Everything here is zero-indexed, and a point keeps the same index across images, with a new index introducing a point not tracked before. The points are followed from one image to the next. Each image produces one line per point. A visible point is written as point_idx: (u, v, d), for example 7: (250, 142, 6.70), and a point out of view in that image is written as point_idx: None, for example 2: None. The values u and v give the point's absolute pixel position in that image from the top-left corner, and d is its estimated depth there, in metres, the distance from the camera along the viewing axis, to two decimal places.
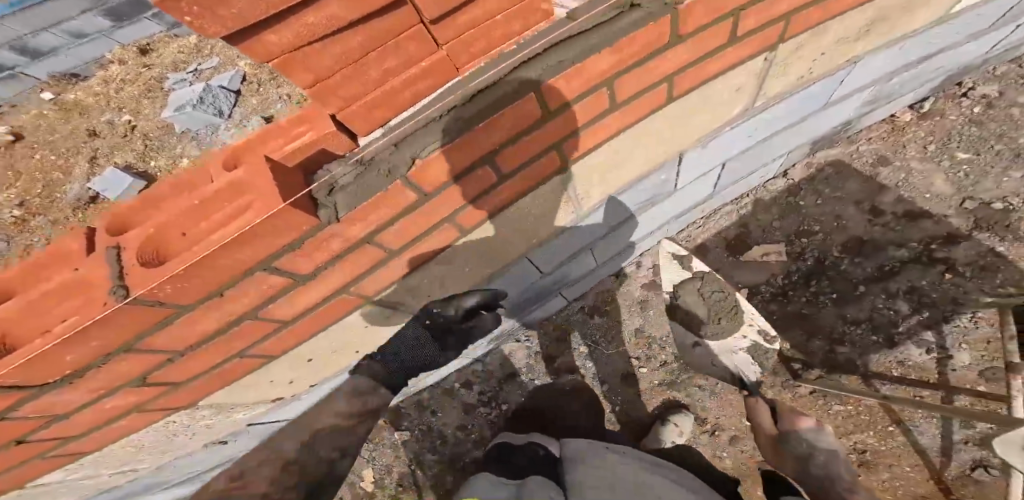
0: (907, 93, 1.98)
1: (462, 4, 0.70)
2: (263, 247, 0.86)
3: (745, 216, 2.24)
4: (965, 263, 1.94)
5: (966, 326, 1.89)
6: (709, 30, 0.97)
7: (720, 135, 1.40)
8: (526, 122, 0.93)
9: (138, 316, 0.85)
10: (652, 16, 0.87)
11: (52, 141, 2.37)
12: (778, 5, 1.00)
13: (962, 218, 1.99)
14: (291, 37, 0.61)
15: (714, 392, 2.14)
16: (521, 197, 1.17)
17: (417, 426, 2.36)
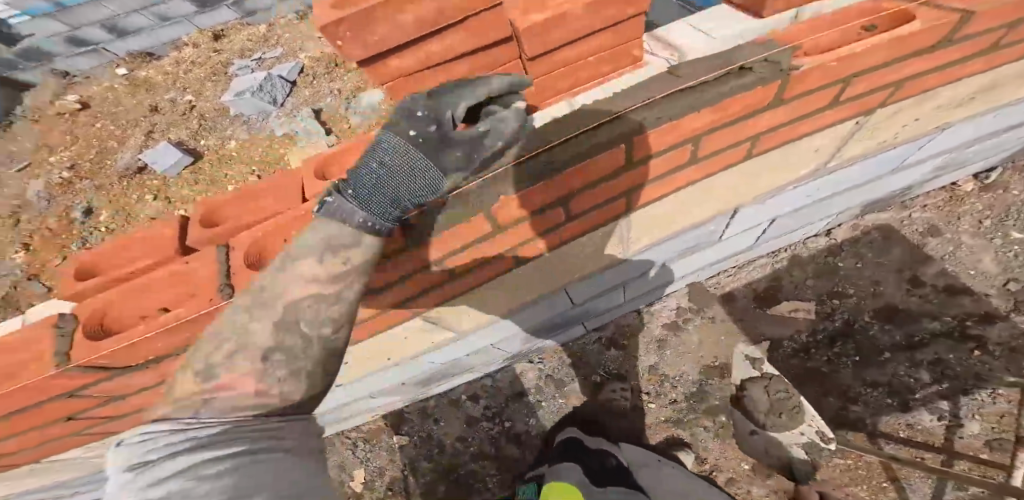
0: (975, 162, 1.90)
1: (559, 46, 0.80)
2: None
3: (779, 270, 2.09)
4: (996, 342, 1.80)
5: (983, 400, 1.73)
6: (817, 94, 0.97)
7: (781, 194, 1.38)
8: (608, 170, 0.92)
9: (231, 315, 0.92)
10: (763, 81, 0.86)
11: (115, 113, 2.93)
12: (893, 74, 1.01)
13: (1002, 299, 1.86)
14: (412, 62, 0.79)
15: (718, 433, 1.88)
16: (580, 236, 1.16)
17: (417, 432, 2.13)
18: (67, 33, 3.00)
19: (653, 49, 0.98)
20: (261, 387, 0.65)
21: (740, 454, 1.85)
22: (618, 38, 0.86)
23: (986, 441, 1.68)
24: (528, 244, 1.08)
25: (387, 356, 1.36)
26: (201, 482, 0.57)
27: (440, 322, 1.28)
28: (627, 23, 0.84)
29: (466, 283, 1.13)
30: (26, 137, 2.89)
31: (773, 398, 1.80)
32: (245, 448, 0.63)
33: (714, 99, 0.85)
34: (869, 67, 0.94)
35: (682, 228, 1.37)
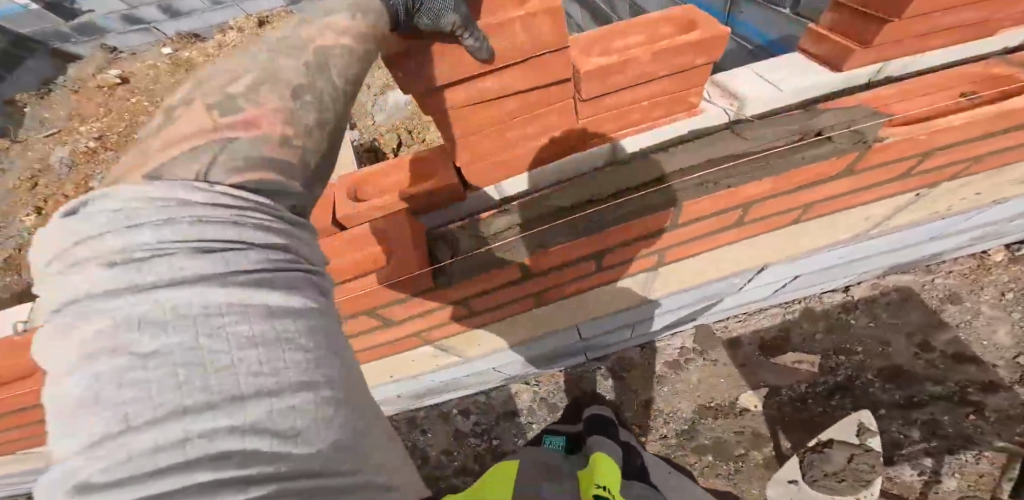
0: (1016, 231, 1.80)
1: (617, 87, 0.79)
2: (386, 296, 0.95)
3: (790, 321, 1.97)
4: (993, 409, 1.69)
5: (965, 459, 1.64)
6: (882, 168, 1.01)
7: (816, 254, 1.34)
8: (650, 230, 0.99)
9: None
10: (840, 151, 0.91)
11: (154, 90, 2.91)
12: (982, 147, 1.03)
13: (1010, 371, 1.74)
14: (463, 95, 0.73)
15: (705, 472, 1.77)
16: (604, 285, 1.18)
17: (403, 442, 2.06)
18: (125, 11, 3.20)
19: (711, 97, 0.94)
20: (289, 131, 0.49)
21: (734, 490, 1.74)
22: (678, 84, 0.84)
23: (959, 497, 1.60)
24: (551, 289, 1.10)
25: (390, 373, 1.31)
26: (233, 302, 0.40)
27: (448, 350, 1.25)
28: (695, 71, 0.82)
29: (484, 319, 1.14)
30: (64, 106, 2.92)
31: (851, 467, 1.68)
32: (285, 262, 0.45)
33: (779, 169, 0.92)
34: (952, 141, 0.97)
35: (712, 277, 1.33)
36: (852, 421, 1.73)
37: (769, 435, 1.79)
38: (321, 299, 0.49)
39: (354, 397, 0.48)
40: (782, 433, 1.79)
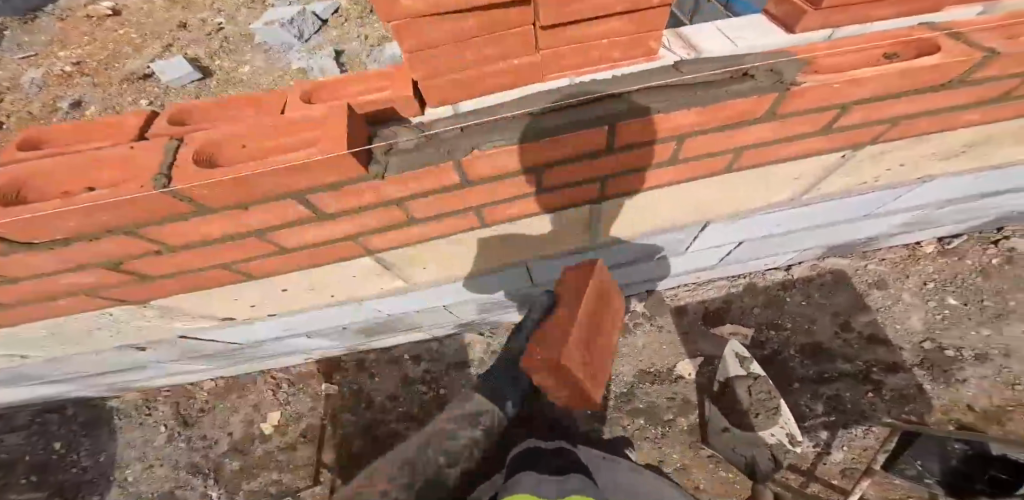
0: (945, 225, 1.84)
1: (573, 20, 0.72)
2: (279, 213, 0.79)
3: (733, 294, 2.06)
4: (890, 388, 1.76)
5: (855, 434, 1.70)
6: (804, 116, 0.92)
7: (755, 215, 1.32)
8: (590, 151, 0.85)
9: (158, 209, 0.71)
10: (760, 89, 0.84)
11: (144, 24, 2.86)
12: (890, 109, 0.96)
13: (913, 354, 1.82)
14: (420, 6, 0.64)
15: (641, 435, 1.80)
16: (542, 213, 1.03)
17: (349, 384, 2.04)
18: None
19: (670, 46, 0.91)
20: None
21: (657, 454, 1.76)
22: (637, 25, 0.77)
23: (843, 469, 1.66)
24: (495, 204, 0.93)
25: (329, 293, 1.19)
26: None
27: (394, 268, 1.12)
28: (653, 12, 0.76)
29: (402, 238, 0.97)
30: (46, 32, 2.89)
31: (755, 398, 1.74)
32: None
33: (706, 101, 0.82)
34: (872, 94, 0.90)
35: (680, 224, 1.28)
36: (730, 353, 1.85)
37: (696, 402, 1.84)
38: None
39: None
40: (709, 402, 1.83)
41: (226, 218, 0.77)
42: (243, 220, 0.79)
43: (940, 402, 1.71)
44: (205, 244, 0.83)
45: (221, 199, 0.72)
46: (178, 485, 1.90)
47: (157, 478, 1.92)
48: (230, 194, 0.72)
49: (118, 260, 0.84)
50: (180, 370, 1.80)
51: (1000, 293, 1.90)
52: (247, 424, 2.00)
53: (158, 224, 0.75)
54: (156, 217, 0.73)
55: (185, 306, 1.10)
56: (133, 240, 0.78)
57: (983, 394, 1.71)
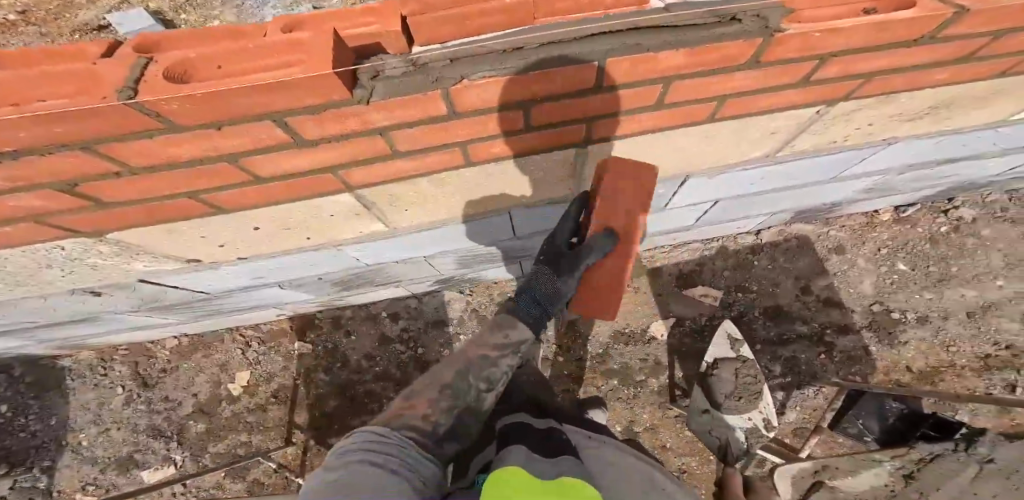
0: (902, 192, 1.87)
1: None
2: (243, 139, 0.76)
3: (706, 257, 2.07)
4: (840, 351, 1.89)
5: (807, 395, 1.84)
6: (786, 66, 0.89)
7: (729, 172, 1.33)
8: (578, 88, 0.82)
9: (124, 122, 0.67)
10: (746, 34, 0.78)
11: None
12: (868, 63, 0.92)
13: (863, 316, 1.94)
14: None
15: (612, 395, 1.90)
16: (531, 155, 1.03)
17: (324, 342, 2.02)
18: None
19: None
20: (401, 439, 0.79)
21: (629, 413, 1.88)
22: None
23: (794, 428, 1.82)
24: (480, 141, 0.92)
25: (304, 235, 1.16)
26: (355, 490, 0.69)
27: (374, 207, 1.09)
28: None
29: (385, 173, 0.95)
30: None
31: (740, 381, 1.79)
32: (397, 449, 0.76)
33: (692, 42, 0.76)
34: (850, 47, 0.85)
35: (662, 176, 1.30)
36: (723, 333, 1.88)
37: (667, 363, 1.92)
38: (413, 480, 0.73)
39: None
40: (678, 362, 1.92)
41: (193, 138, 0.74)
42: (210, 142, 0.75)
43: (882, 363, 1.86)
44: (170, 167, 0.80)
45: (192, 116, 0.68)
46: (137, 449, 1.91)
47: (115, 441, 1.92)
48: (204, 110, 0.68)
49: (71, 181, 0.79)
50: (139, 324, 1.72)
51: (946, 260, 2.00)
52: (214, 385, 1.98)
53: (117, 140, 0.71)
54: (117, 131, 0.69)
55: (145, 242, 1.05)
56: (89, 158, 0.74)
57: (920, 355, 1.87)
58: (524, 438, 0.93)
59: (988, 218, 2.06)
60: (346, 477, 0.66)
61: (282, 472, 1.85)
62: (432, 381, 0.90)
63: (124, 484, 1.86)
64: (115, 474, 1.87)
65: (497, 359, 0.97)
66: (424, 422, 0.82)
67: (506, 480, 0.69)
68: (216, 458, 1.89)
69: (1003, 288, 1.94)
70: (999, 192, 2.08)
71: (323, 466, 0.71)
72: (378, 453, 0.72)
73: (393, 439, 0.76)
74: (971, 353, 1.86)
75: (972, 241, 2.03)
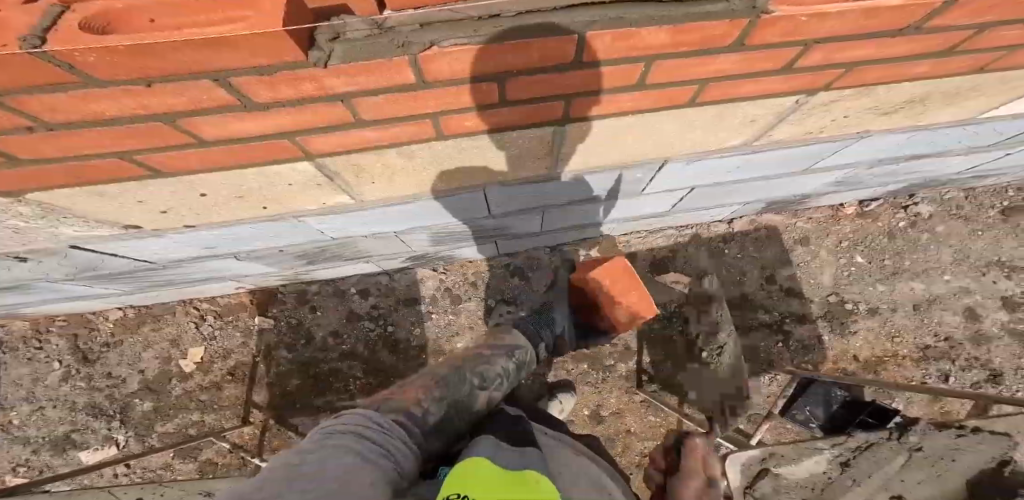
0: (870, 186, 1.91)
1: None
2: (177, 98, 0.68)
3: (679, 244, 2.09)
4: (798, 339, 1.96)
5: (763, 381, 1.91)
6: (770, 51, 0.85)
7: (705, 159, 1.31)
8: (553, 62, 0.76)
9: (29, 75, 0.59)
10: (733, 13, 0.72)
11: None
12: (850, 52, 0.90)
13: (820, 306, 2.01)
14: None
15: (579, 378, 1.92)
16: (506, 131, 0.98)
17: (286, 318, 1.94)
18: None
19: None
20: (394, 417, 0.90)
21: (596, 397, 1.91)
22: None
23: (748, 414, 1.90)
24: (455, 114, 0.86)
25: (262, 205, 1.09)
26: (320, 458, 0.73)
27: (337, 178, 1.03)
28: None
29: (346, 143, 0.89)
30: None
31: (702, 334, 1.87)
32: (372, 433, 0.81)
33: (678, 20, 0.71)
34: (834, 34, 0.82)
35: (641, 160, 1.27)
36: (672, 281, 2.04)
37: (636, 349, 1.95)
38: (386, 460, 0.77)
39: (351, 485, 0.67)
40: (646, 348, 1.95)
41: (118, 94, 0.66)
42: (140, 99, 0.67)
43: (832, 352, 1.94)
44: (95, 124, 0.71)
45: (114, 70, 0.61)
46: (75, 428, 1.83)
47: (50, 420, 1.83)
48: (129, 64, 0.60)
49: None
50: (79, 293, 1.61)
51: (901, 254, 2.08)
52: (163, 361, 1.90)
53: (25, 92, 0.62)
54: (22, 83, 0.60)
55: (73, 205, 0.96)
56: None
57: (866, 345, 1.96)
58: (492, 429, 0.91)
59: (944, 214, 2.13)
60: (322, 455, 0.73)
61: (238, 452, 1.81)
62: (429, 375, 1.08)
63: (59, 465, 1.80)
64: (49, 455, 1.80)
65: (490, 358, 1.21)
66: (416, 407, 0.95)
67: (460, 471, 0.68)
68: (164, 438, 1.82)
69: (949, 283, 2.04)
70: (956, 190, 2.15)
71: (313, 439, 0.79)
72: (362, 437, 0.80)
73: (375, 426, 0.84)
74: (914, 344, 1.96)
75: (927, 237, 2.11)
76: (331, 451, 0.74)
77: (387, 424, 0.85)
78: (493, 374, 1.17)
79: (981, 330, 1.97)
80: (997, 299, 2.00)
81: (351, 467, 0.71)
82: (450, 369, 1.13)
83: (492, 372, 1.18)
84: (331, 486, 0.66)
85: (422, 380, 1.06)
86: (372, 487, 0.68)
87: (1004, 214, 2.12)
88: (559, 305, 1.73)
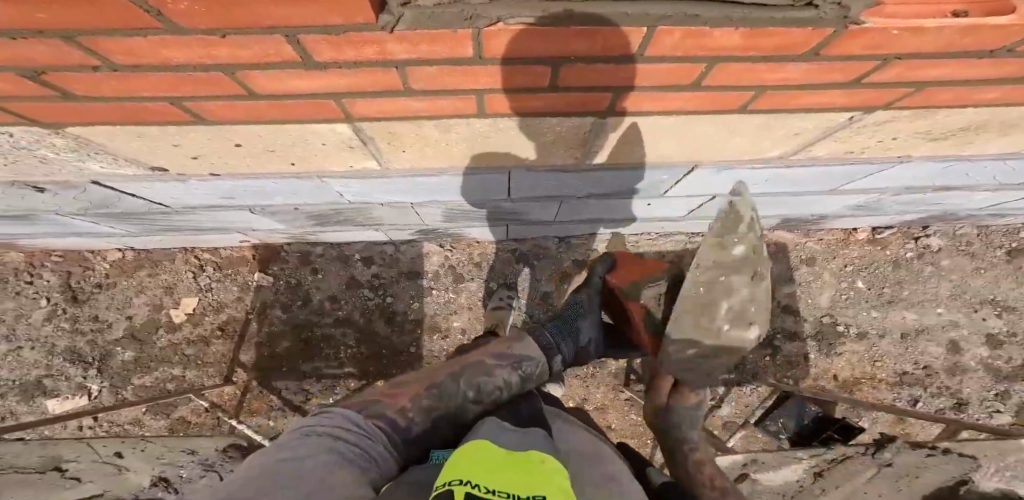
0: (888, 213, 1.91)
1: None
2: (244, 51, 0.66)
3: (687, 249, 2.09)
4: (783, 356, 1.97)
5: (743, 392, 1.92)
6: (841, 64, 0.84)
7: (734, 169, 1.30)
8: (614, 51, 0.74)
9: (118, 20, 0.58)
10: (819, 24, 0.71)
11: None
12: (924, 72, 0.88)
13: (812, 325, 2.03)
14: None
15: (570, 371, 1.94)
16: (548, 115, 0.95)
17: (286, 277, 1.93)
18: None
19: None
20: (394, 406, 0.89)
21: (583, 391, 1.94)
22: None
23: (724, 422, 1.91)
24: (500, 93, 0.84)
25: (293, 160, 1.06)
26: (297, 458, 0.72)
27: (370, 143, 1.00)
28: None
29: (385, 108, 0.86)
30: None
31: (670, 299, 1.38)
32: (347, 437, 0.82)
33: (759, 25, 0.70)
34: (918, 51, 0.81)
35: (669, 163, 1.26)
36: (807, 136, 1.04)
37: None
38: (364, 462, 0.79)
39: (332, 484, 0.67)
40: None
41: (195, 43, 0.64)
42: (212, 50, 0.66)
43: (814, 370, 1.97)
44: (158, 71, 0.70)
45: (200, 19, 0.59)
46: (49, 374, 1.81)
47: (26, 362, 1.81)
48: (219, 15, 0.58)
49: (37, 68, 0.69)
50: (83, 230, 1.60)
51: (902, 284, 2.09)
52: (154, 309, 1.89)
53: (105, 35, 0.62)
54: (107, 27, 0.60)
55: (109, 144, 0.94)
56: (69, 48, 0.64)
57: (848, 366, 1.98)
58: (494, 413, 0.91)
59: (954, 249, 2.14)
60: (299, 455, 0.73)
61: (215, 411, 1.80)
62: (425, 379, 1.04)
63: (24, 413, 1.76)
64: (15, 401, 1.77)
65: (491, 369, 1.10)
66: (399, 416, 0.94)
67: (467, 452, 0.68)
68: (139, 391, 1.81)
69: (942, 316, 2.06)
70: (969, 226, 2.15)
71: (286, 439, 0.79)
72: (338, 439, 0.81)
73: (355, 429, 0.86)
74: (893, 369, 1.98)
75: (931, 270, 2.12)
76: (313, 450, 0.75)
77: (368, 429, 0.87)
78: (491, 388, 1.07)
79: (960, 362, 2.00)
80: (984, 336, 2.03)
81: (333, 466, 0.72)
82: (446, 375, 1.06)
83: (490, 384, 1.08)
84: (311, 485, 0.66)
85: (413, 385, 1.02)
86: (354, 485, 0.70)
87: (1010, 255, 2.14)
88: (586, 316, 1.45)
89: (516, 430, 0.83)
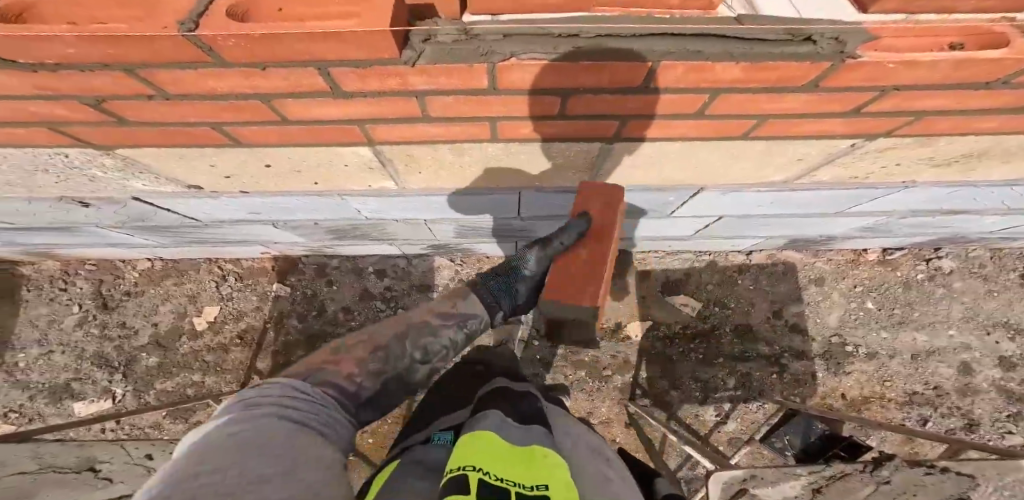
0: (898, 235, 1.92)
1: None
2: (278, 81, 0.73)
3: (694, 267, 2.11)
4: (792, 375, 1.97)
5: (750, 410, 1.93)
6: (838, 94, 0.87)
7: (738, 191, 1.34)
8: (621, 83, 0.79)
9: (173, 55, 0.65)
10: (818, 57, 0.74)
11: None
12: (921, 102, 0.91)
13: (822, 345, 2.02)
14: None
15: (576, 386, 1.96)
16: (558, 140, 1.00)
17: (302, 287, 2.00)
18: None
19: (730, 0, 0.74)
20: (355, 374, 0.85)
21: (588, 405, 1.95)
22: None
23: (730, 438, 1.92)
24: (513, 119, 0.89)
25: (314, 179, 1.13)
26: (251, 436, 0.60)
27: (388, 165, 1.06)
28: None
29: (405, 133, 0.92)
30: None
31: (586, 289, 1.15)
32: (300, 407, 0.70)
33: (759, 60, 0.74)
34: (913, 83, 0.84)
35: (675, 184, 1.30)
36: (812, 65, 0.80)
37: (635, 364, 1.98)
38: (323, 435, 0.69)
39: (299, 467, 0.59)
40: (645, 363, 1.98)
41: (237, 75, 0.70)
42: (253, 80, 0.72)
43: (822, 389, 1.96)
44: (202, 99, 0.77)
45: (241, 54, 0.65)
46: (76, 377, 1.88)
47: (55, 366, 1.89)
48: (261, 51, 0.65)
49: (98, 97, 0.76)
50: (118, 241, 1.69)
51: (912, 306, 2.08)
52: (177, 317, 1.97)
53: (159, 68, 0.68)
54: (162, 61, 0.67)
55: (151, 163, 1.01)
56: (128, 79, 0.71)
57: (856, 385, 1.97)
58: (498, 405, 0.93)
59: (966, 271, 2.13)
60: (249, 433, 0.60)
61: None
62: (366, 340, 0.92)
63: (51, 415, 1.83)
64: (44, 403, 1.84)
65: (436, 329, 1.02)
66: (346, 382, 0.83)
67: (473, 443, 0.72)
68: (160, 396, 1.87)
69: (953, 338, 2.03)
70: (981, 248, 2.14)
71: (222, 411, 0.64)
72: (289, 411, 0.68)
73: (303, 396, 0.72)
74: (903, 390, 1.96)
75: (942, 292, 2.10)
76: (265, 427, 0.62)
77: (318, 397, 0.74)
78: (438, 348, 1.01)
79: (971, 384, 1.97)
80: (996, 358, 2.00)
81: (295, 444, 0.62)
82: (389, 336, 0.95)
83: (436, 344, 1.01)
84: (277, 469, 0.56)
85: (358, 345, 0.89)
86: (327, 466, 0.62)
87: None
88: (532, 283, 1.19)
89: (521, 426, 0.85)
